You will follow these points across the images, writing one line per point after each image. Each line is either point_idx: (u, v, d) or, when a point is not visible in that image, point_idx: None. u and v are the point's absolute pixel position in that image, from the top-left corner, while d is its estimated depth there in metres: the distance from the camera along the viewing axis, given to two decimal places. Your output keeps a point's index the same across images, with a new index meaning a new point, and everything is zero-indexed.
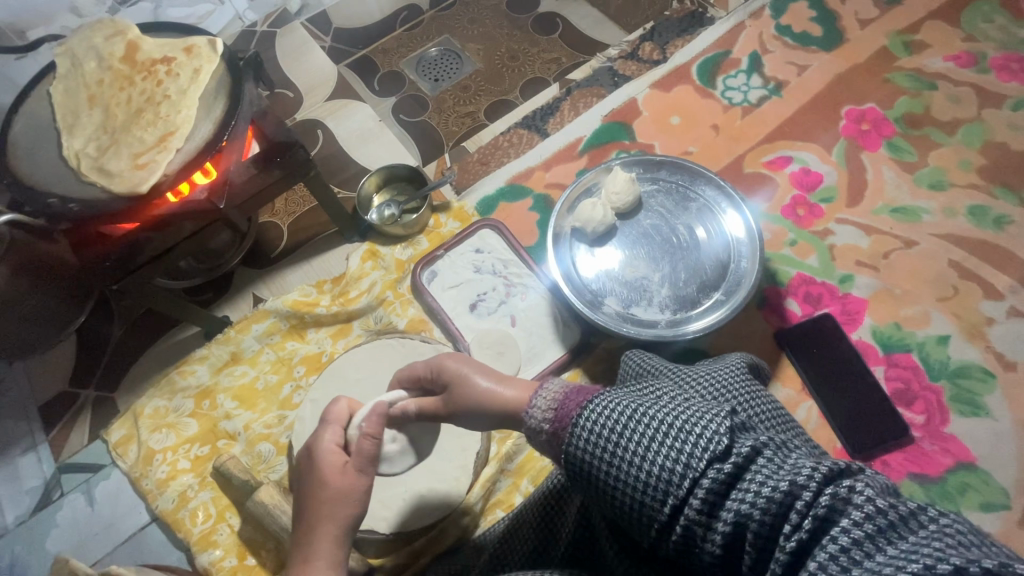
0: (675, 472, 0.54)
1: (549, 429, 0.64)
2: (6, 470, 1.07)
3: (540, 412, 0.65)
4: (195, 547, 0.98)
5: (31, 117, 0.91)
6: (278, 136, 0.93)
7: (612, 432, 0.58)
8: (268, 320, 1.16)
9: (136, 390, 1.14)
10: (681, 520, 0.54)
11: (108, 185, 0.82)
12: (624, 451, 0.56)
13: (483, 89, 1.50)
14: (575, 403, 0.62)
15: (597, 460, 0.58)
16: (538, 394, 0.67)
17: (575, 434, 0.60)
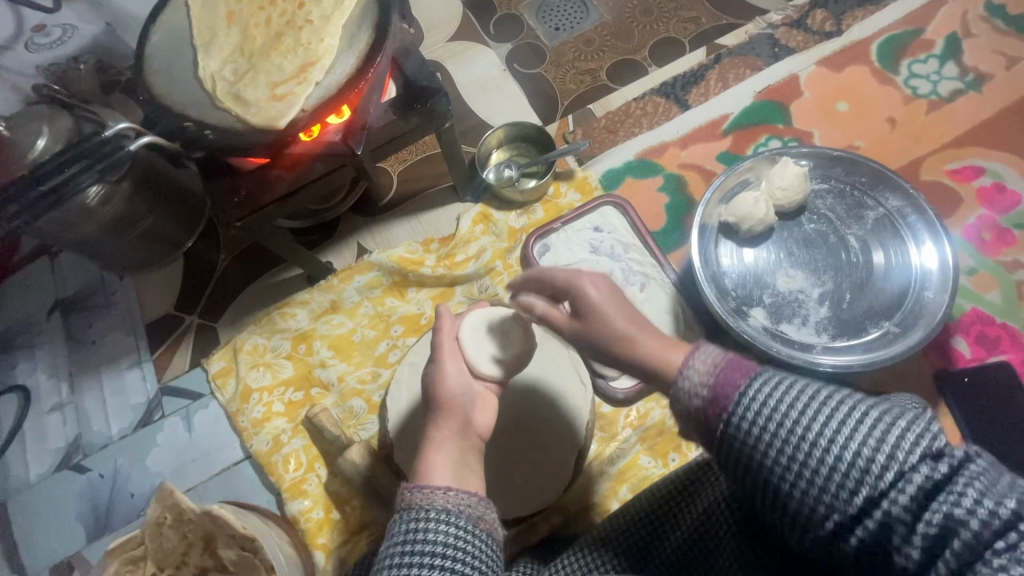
0: (877, 465, 0.42)
1: (704, 398, 0.50)
2: (114, 382, 1.10)
3: (693, 377, 0.51)
4: (285, 494, 0.97)
5: (169, 29, 0.85)
6: (419, 79, 0.84)
7: (793, 409, 0.45)
8: (371, 273, 1.12)
9: (237, 324, 1.13)
10: (866, 520, 0.42)
11: (244, 114, 0.77)
12: (805, 432, 0.45)
13: (609, 45, 1.34)
14: (742, 373, 0.48)
15: (769, 435, 0.46)
16: (689, 354, 0.53)
17: (742, 406, 0.47)
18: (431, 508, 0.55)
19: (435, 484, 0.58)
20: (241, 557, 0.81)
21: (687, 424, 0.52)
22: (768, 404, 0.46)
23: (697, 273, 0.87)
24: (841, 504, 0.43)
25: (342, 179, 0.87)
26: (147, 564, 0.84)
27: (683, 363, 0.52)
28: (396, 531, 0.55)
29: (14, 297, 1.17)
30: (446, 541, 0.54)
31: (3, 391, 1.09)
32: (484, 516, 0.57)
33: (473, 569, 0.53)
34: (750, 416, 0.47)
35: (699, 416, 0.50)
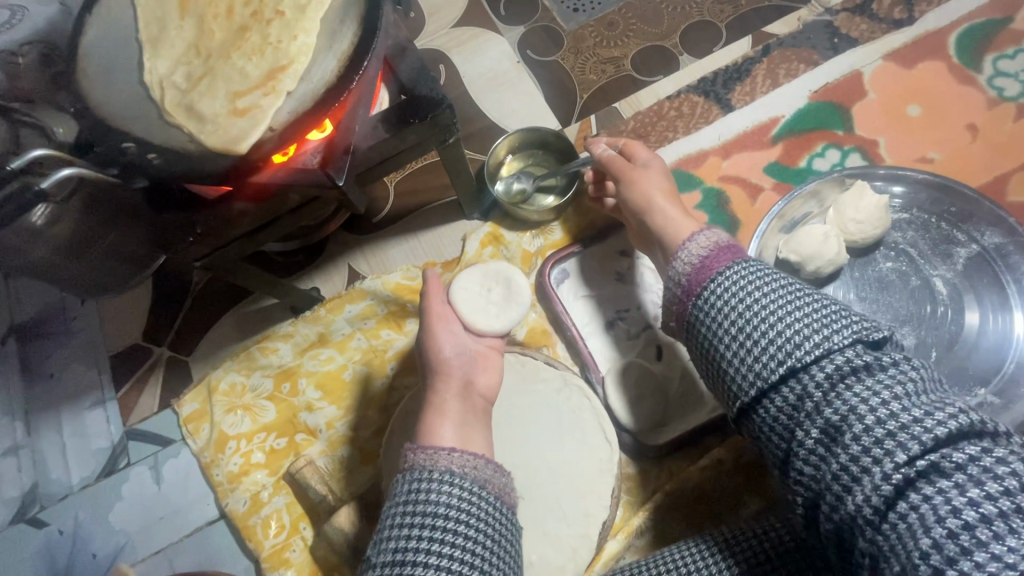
0: (810, 345, 0.48)
1: (687, 270, 0.60)
2: (75, 423, 0.97)
3: (683, 260, 0.62)
4: (265, 563, 0.85)
5: (109, 19, 0.69)
6: (418, 87, 0.68)
7: (756, 283, 0.54)
8: (364, 302, 0.98)
9: (213, 357, 1.00)
10: (786, 390, 0.48)
11: (199, 133, 0.62)
12: (761, 307, 0.52)
13: (637, 30, 1.16)
14: (725, 257, 0.58)
15: (727, 305, 0.54)
16: (694, 237, 0.63)
17: (716, 275, 0.57)
18: (435, 468, 0.61)
19: (440, 446, 0.64)
20: None
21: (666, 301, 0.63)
22: (731, 284, 0.55)
23: None
24: (767, 376, 0.50)
25: (325, 207, 0.72)
26: None
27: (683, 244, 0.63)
28: (402, 490, 0.60)
29: None
30: (448, 499, 0.58)
31: None
32: (486, 479, 0.62)
33: (474, 527, 0.57)
34: (716, 284, 0.56)
35: (677, 289, 0.60)
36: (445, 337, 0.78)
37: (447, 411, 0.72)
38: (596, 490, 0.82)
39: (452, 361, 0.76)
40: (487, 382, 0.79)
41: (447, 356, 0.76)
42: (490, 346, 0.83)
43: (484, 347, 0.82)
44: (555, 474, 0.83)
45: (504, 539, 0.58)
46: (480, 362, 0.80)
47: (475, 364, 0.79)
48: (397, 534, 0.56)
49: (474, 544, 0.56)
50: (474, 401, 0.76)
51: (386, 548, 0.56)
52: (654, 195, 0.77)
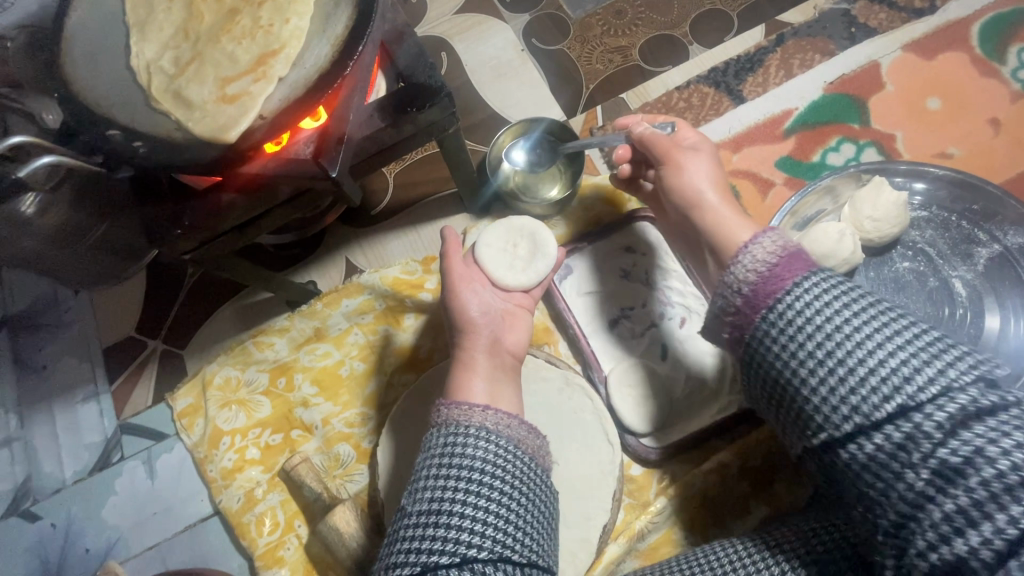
0: (920, 375, 0.45)
1: (754, 278, 0.56)
2: (68, 417, 0.96)
3: (745, 266, 0.57)
4: (259, 561, 0.84)
5: (95, 2, 0.66)
6: (415, 73, 0.65)
7: (839, 302, 0.51)
8: (361, 297, 0.95)
9: (208, 351, 0.98)
10: (890, 426, 0.45)
11: (186, 120, 0.59)
12: (856, 331, 0.49)
13: (646, 18, 1.12)
14: (801, 270, 0.54)
15: (808, 325, 0.51)
16: (757, 237, 0.58)
17: (794, 290, 0.53)
18: (470, 425, 0.60)
19: (474, 403, 0.64)
20: None
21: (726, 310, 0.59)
22: (812, 301, 0.52)
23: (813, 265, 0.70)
24: (866, 406, 0.46)
25: (318, 200, 0.69)
26: None
27: (748, 245, 0.58)
28: (437, 444, 0.60)
29: None
30: (483, 455, 0.58)
31: None
32: (521, 439, 0.61)
33: (510, 484, 0.56)
34: (795, 302, 0.52)
35: (740, 300, 0.56)
36: (468, 298, 0.76)
37: (476, 367, 0.71)
38: (597, 493, 0.80)
39: (477, 321, 0.75)
40: (515, 341, 0.77)
41: (473, 316, 0.75)
42: (519, 303, 0.80)
43: (513, 303, 0.80)
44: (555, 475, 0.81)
45: (540, 499, 0.58)
46: (508, 320, 0.78)
47: (504, 321, 0.77)
48: (434, 484, 0.56)
49: (510, 500, 0.55)
50: (503, 359, 0.74)
51: (423, 499, 0.56)
52: (706, 189, 0.72)
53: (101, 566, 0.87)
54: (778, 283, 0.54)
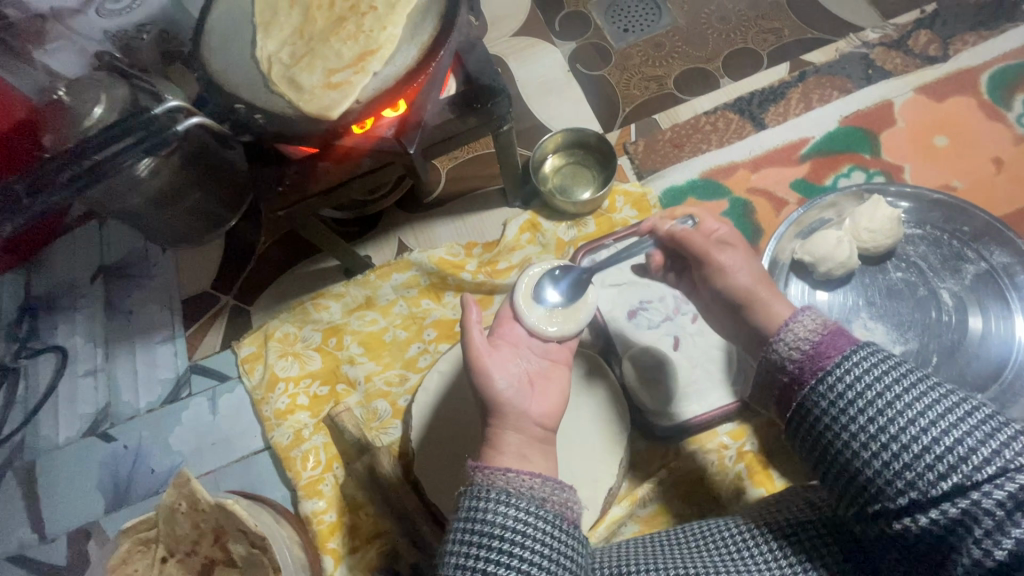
0: (974, 453, 0.45)
1: (801, 355, 0.58)
2: (147, 354, 1.10)
3: (789, 342, 0.60)
4: (301, 492, 0.95)
5: (231, 6, 0.82)
6: (482, 77, 0.79)
7: (892, 381, 0.51)
8: (409, 272, 1.08)
9: (271, 309, 1.11)
10: (950, 503, 0.45)
11: (296, 100, 0.73)
12: (898, 403, 0.50)
13: (680, 52, 1.26)
14: (842, 346, 0.56)
15: (862, 402, 0.51)
16: (796, 318, 0.61)
17: (844, 368, 0.54)
18: (491, 489, 0.57)
19: (499, 465, 0.59)
20: (251, 553, 0.82)
21: (778, 385, 0.60)
22: (858, 379, 0.53)
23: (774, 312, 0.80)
24: (923, 484, 0.47)
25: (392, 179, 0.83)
26: (159, 547, 0.85)
27: (790, 322, 0.61)
28: (461, 506, 0.58)
29: (64, 259, 1.21)
30: (504, 521, 0.55)
31: (43, 349, 1.13)
32: (547, 497, 0.57)
33: (531, 551, 0.54)
34: (846, 377, 0.53)
35: (789, 375, 0.58)
36: (494, 368, 0.66)
37: (499, 449, 0.62)
38: (606, 460, 0.86)
39: (506, 395, 0.65)
40: (544, 410, 0.67)
41: (499, 388, 0.65)
42: (555, 359, 0.73)
43: (549, 360, 0.72)
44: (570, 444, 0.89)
45: (567, 553, 0.56)
46: (541, 380, 0.70)
47: (537, 384, 0.69)
48: (458, 549, 0.56)
49: (540, 561, 0.54)
50: (531, 433, 0.65)
51: (446, 563, 0.56)
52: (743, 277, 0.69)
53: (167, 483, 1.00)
54: (825, 360, 0.55)
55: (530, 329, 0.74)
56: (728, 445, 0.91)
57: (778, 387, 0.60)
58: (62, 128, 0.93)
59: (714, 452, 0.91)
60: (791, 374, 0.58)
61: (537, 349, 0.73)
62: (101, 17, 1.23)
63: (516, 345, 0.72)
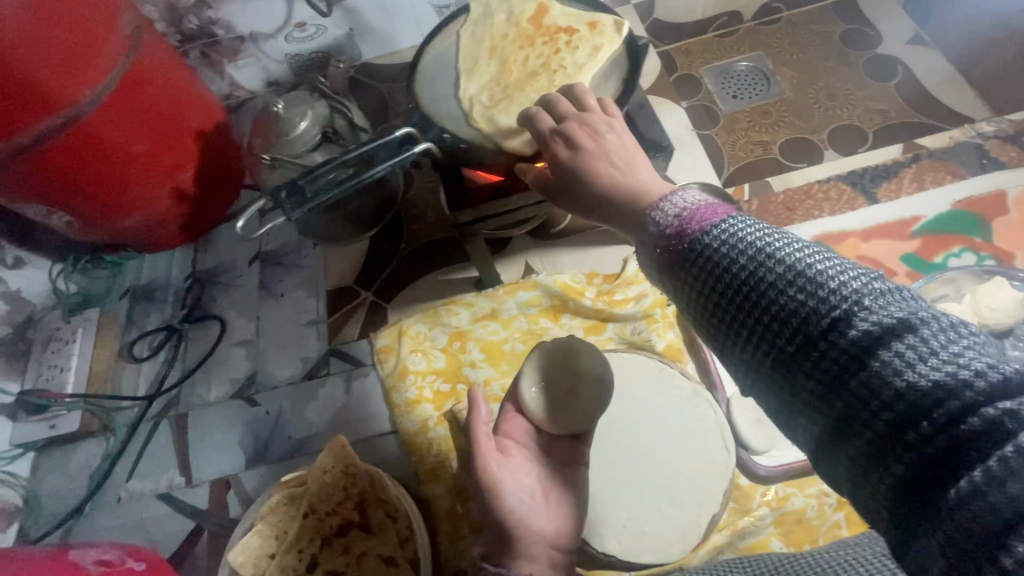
0: (828, 305, 0.43)
1: (672, 224, 0.55)
2: (292, 333, 1.25)
3: (667, 213, 0.57)
4: (424, 475, 1.05)
5: (437, 53, 0.99)
6: (649, 131, 0.91)
7: (763, 248, 0.48)
8: (534, 292, 1.19)
9: (405, 309, 1.25)
10: (811, 364, 0.44)
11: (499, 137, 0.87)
12: (764, 268, 0.47)
13: (786, 120, 1.37)
14: (711, 214, 0.53)
15: (736, 271, 0.48)
16: (671, 198, 0.58)
17: (724, 229, 0.51)
18: None
19: None
20: (385, 520, 0.95)
21: (654, 262, 0.57)
22: (733, 244, 0.50)
23: None
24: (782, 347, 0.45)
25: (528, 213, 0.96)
26: (303, 503, 0.95)
27: (665, 202, 0.58)
28: None
29: (229, 242, 1.39)
30: None
31: (203, 318, 1.30)
32: None
33: None
34: (735, 241, 0.50)
35: (664, 244, 0.55)
36: (503, 479, 0.74)
37: None
38: (711, 488, 0.95)
39: (519, 512, 0.71)
40: (561, 524, 0.73)
41: (510, 507, 0.71)
42: (568, 462, 0.81)
43: (562, 463, 0.80)
44: (676, 466, 0.97)
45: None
46: (551, 489, 0.76)
47: (550, 494, 0.76)
48: None
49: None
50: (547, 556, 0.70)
51: None
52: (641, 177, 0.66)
53: (302, 451, 1.12)
54: (694, 231, 0.52)
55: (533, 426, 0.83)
56: (829, 493, 0.96)
57: (688, 259, 0.52)
58: (269, 134, 1.11)
59: (815, 497, 0.96)
60: (670, 237, 0.54)
61: (542, 446, 0.82)
62: (288, 42, 1.48)
63: (519, 442, 0.82)
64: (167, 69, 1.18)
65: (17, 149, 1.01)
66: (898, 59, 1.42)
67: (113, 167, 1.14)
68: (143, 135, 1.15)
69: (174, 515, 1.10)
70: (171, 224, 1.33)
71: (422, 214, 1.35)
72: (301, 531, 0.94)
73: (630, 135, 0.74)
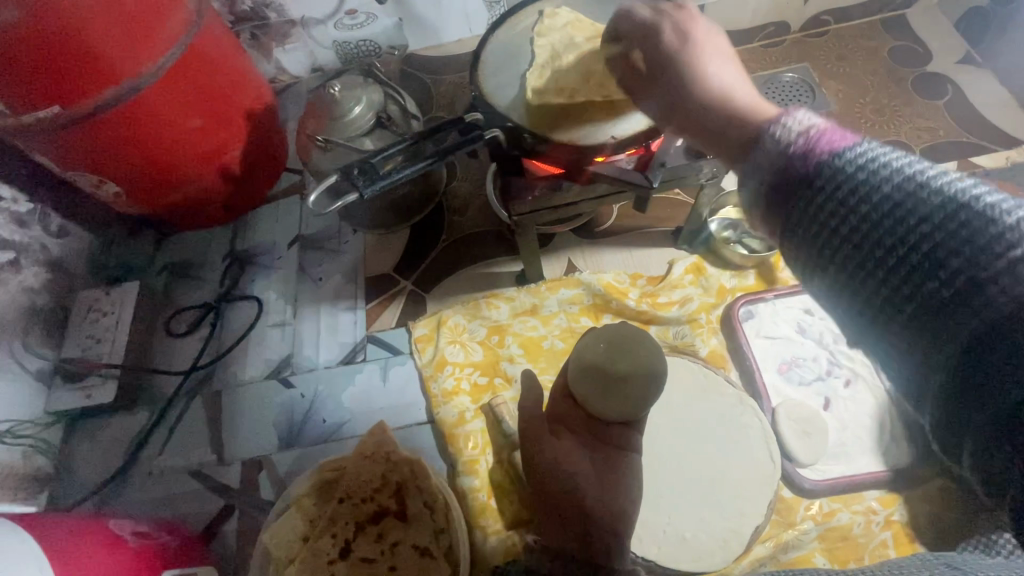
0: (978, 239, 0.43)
1: (798, 145, 0.52)
2: (330, 318, 1.25)
3: (790, 130, 0.54)
4: (460, 467, 1.04)
5: (500, 42, 0.99)
6: (714, 132, 0.90)
7: (906, 175, 0.46)
8: (576, 289, 1.18)
9: (444, 300, 1.24)
10: (953, 295, 0.44)
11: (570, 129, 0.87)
12: (906, 198, 0.46)
13: None
14: (842, 136, 0.50)
15: (870, 200, 0.47)
16: (791, 116, 0.55)
17: (855, 150, 0.49)
18: None
19: None
20: (422, 510, 0.93)
21: (764, 197, 0.54)
22: (870, 170, 0.48)
23: None
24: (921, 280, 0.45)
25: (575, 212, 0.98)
26: (339, 487, 0.95)
27: (784, 119, 0.55)
28: None
29: (269, 224, 1.40)
30: None
31: (241, 298, 1.30)
32: None
33: None
34: (858, 159, 0.48)
35: (784, 173, 0.52)
36: (556, 455, 0.72)
37: None
38: (755, 498, 0.93)
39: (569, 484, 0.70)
40: (612, 503, 0.69)
41: (561, 479, 0.70)
42: (619, 445, 0.73)
43: (607, 449, 0.72)
44: (719, 473, 0.95)
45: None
46: (603, 469, 0.71)
47: (600, 473, 0.71)
48: None
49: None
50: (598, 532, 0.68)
51: None
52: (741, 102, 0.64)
53: (337, 436, 1.11)
54: (825, 150, 0.50)
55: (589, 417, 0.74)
56: (876, 510, 0.94)
57: (786, 188, 0.51)
58: (322, 116, 1.11)
59: (862, 514, 0.94)
60: (788, 154, 0.52)
61: (596, 429, 0.74)
62: (337, 29, 1.47)
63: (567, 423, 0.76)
64: (225, 47, 1.19)
65: (79, 118, 1.02)
66: (949, 77, 1.40)
67: (167, 142, 1.15)
68: (198, 111, 1.16)
69: (205, 492, 1.09)
70: (214, 203, 1.34)
71: (464, 206, 1.34)
72: (336, 515, 0.94)
73: (734, 69, 0.68)
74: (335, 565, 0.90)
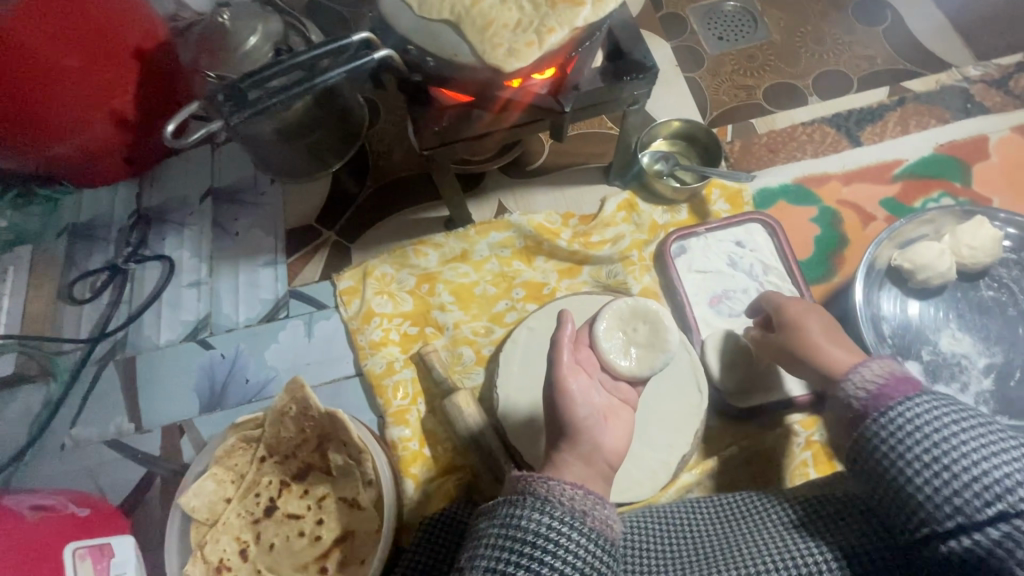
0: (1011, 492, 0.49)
1: (865, 394, 0.62)
2: (249, 275, 1.17)
3: (855, 383, 0.65)
4: (390, 418, 1.01)
5: None
6: (634, 53, 0.84)
7: (939, 436, 0.54)
8: (507, 232, 1.13)
9: (371, 251, 1.18)
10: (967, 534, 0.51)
11: (478, 46, 0.75)
12: (928, 457, 0.54)
13: (771, 65, 1.31)
14: (893, 395, 0.59)
15: (919, 446, 0.55)
16: (860, 366, 0.66)
17: (903, 407, 0.58)
18: (556, 505, 0.60)
19: (562, 479, 0.63)
20: (348, 463, 0.89)
21: (845, 425, 0.64)
22: (913, 424, 0.56)
23: (857, 319, 0.88)
24: (969, 509, 0.51)
25: (494, 144, 0.94)
26: (260, 446, 0.92)
27: (856, 366, 0.66)
28: (501, 512, 0.62)
29: (177, 177, 1.28)
30: (538, 527, 0.59)
31: (151, 258, 1.21)
32: (587, 512, 0.61)
33: (560, 553, 0.58)
34: (897, 414, 0.58)
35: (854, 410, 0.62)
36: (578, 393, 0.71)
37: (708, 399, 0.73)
38: (682, 427, 0.93)
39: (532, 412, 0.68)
40: (616, 443, 0.70)
41: (583, 415, 0.69)
42: (624, 399, 0.78)
43: (618, 398, 0.77)
44: (647, 405, 0.95)
45: (601, 567, 0.59)
46: (612, 417, 0.73)
47: (609, 418, 0.72)
48: (497, 550, 0.59)
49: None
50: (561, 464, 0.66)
51: (478, 563, 0.59)
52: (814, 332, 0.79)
53: (261, 394, 1.07)
54: (886, 401, 0.59)
55: (608, 370, 0.80)
56: (798, 432, 0.97)
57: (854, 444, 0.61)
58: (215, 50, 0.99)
59: (784, 437, 0.97)
60: (856, 410, 0.62)
61: (607, 382, 0.79)
62: None
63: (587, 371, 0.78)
64: None
65: None
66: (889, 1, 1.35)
67: (36, 74, 1.02)
68: (73, 45, 1.04)
69: (123, 462, 1.04)
70: (113, 150, 1.21)
71: (389, 149, 1.26)
72: (259, 475, 0.92)
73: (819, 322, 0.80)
74: (260, 523, 0.90)
